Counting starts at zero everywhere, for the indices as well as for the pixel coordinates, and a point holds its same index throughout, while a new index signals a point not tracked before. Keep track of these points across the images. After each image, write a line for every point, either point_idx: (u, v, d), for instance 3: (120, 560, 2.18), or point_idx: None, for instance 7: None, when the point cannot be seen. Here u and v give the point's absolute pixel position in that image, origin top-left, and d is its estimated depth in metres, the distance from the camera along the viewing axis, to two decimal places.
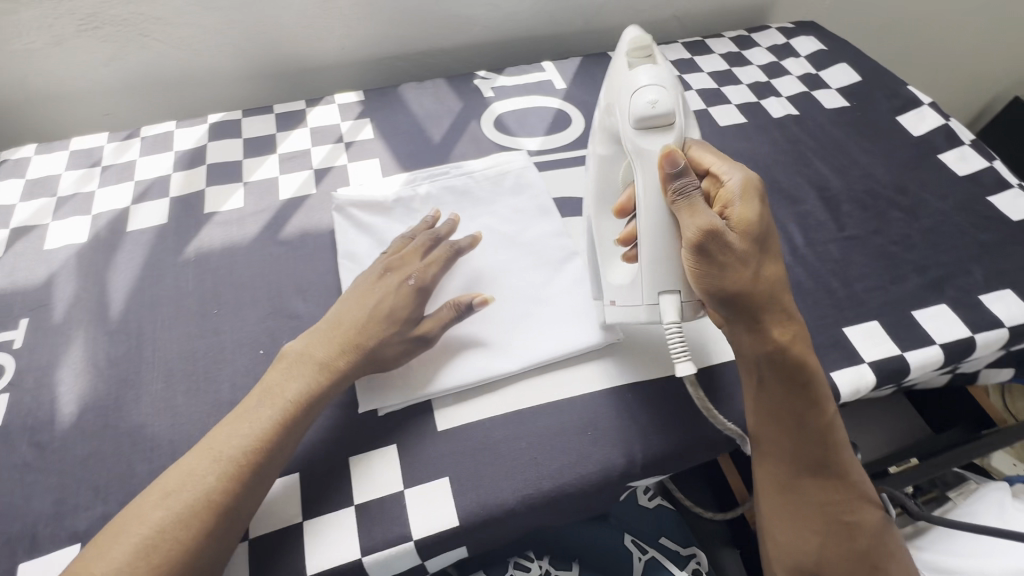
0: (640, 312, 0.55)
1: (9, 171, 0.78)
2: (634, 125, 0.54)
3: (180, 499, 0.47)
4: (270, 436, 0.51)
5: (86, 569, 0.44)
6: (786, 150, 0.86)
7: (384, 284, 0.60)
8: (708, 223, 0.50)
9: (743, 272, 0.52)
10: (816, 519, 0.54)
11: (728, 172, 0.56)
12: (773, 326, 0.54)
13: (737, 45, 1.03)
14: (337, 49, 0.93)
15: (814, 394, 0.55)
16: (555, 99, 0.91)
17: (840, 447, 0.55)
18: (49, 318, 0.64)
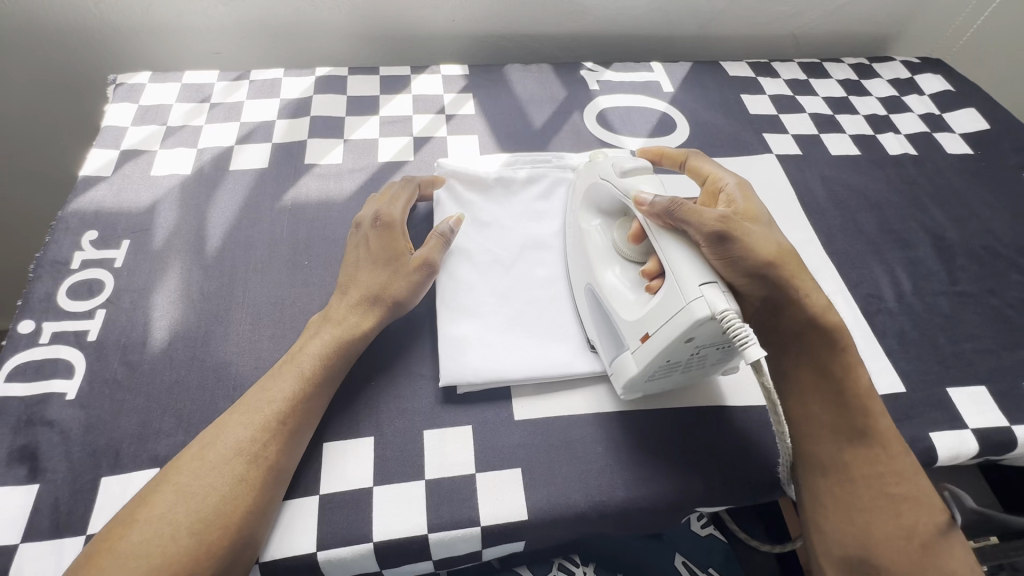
0: (678, 321, 0.48)
1: (124, 94, 0.80)
2: (620, 176, 0.60)
3: (218, 449, 0.48)
4: (298, 392, 0.52)
5: (133, 517, 0.44)
6: (899, 191, 0.81)
7: (365, 227, 0.63)
8: (713, 219, 0.52)
9: (768, 244, 0.54)
10: (866, 500, 0.52)
11: (724, 176, 0.61)
12: (808, 293, 0.55)
13: (857, 73, 0.97)
14: (448, 20, 0.92)
15: (850, 361, 0.55)
16: (661, 102, 0.88)
17: (878, 416, 0.54)
18: (149, 243, 0.65)
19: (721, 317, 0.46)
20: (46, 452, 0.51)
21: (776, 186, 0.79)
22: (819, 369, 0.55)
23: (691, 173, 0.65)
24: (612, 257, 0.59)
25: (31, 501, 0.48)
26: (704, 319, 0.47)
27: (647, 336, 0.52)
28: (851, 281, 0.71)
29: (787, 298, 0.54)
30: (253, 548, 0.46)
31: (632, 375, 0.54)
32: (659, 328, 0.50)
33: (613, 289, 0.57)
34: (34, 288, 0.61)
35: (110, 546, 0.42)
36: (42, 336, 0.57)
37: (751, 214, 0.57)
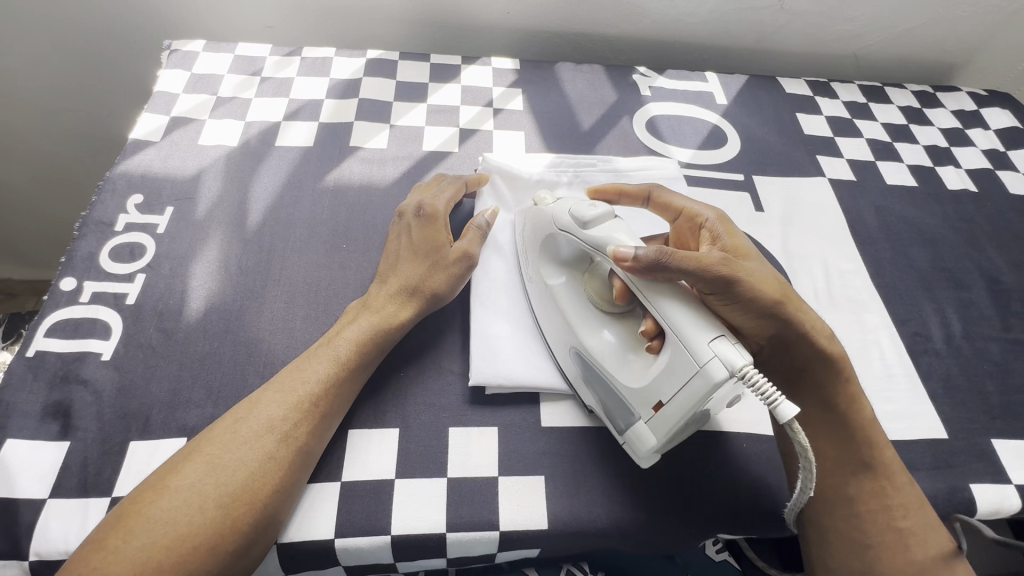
0: (695, 386, 0.45)
1: (178, 61, 0.80)
2: (581, 228, 0.54)
3: (252, 426, 0.47)
4: (335, 375, 0.52)
5: (165, 482, 0.44)
6: (955, 228, 0.78)
7: (400, 226, 0.62)
8: (710, 266, 0.47)
9: (770, 280, 0.51)
10: (869, 530, 0.50)
11: (700, 209, 0.57)
12: (812, 326, 0.52)
13: (919, 101, 0.94)
14: (503, 12, 0.91)
15: (853, 393, 0.53)
16: (713, 113, 0.86)
17: (884, 447, 0.52)
18: (192, 212, 0.66)
19: (741, 372, 0.43)
20: (79, 410, 0.52)
21: (826, 211, 0.77)
22: (822, 400, 0.53)
23: (660, 209, 0.60)
24: (598, 321, 0.55)
25: (61, 458, 0.49)
26: (723, 380, 0.43)
27: (660, 405, 0.48)
28: (899, 317, 0.68)
29: (792, 333, 0.51)
30: (274, 527, 0.46)
31: (651, 445, 0.49)
32: (674, 395, 0.46)
33: (607, 352, 0.53)
34: (78, 246, 0.61)
35: (138, 511, 0.42)
36: (82, 295, 0.58)
37: (741, 249, 0.53)
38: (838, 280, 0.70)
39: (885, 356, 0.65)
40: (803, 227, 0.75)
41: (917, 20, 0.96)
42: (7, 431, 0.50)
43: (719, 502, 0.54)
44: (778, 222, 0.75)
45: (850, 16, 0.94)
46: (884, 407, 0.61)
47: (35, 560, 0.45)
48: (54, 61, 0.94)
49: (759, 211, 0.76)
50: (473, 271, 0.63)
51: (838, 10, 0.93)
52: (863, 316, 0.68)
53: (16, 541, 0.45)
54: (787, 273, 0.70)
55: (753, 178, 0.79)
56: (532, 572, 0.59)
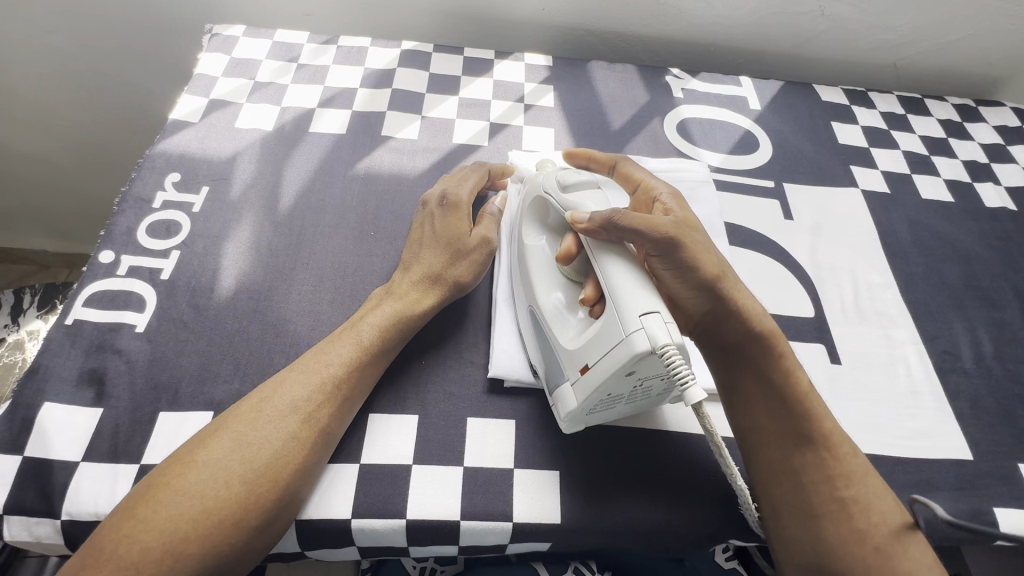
0: (617, 354, 0.44)
1: (218, 45, 0.82)
2: (561, 191, 0.56)
3: (275, 406, 0.48)
4: (359, 361, 0.52)
5: (193, 457, 0.45)
6: (991, 246, 0.76)
7: (421, 215, 0.63)
8: (658, 226, 0.49)
9: (711, 257, 0.51)
10: (810, 500, 0.48)
11: (655, 184, 0.58)
12: (745, 303, 0.52)
13: (960, 115, 0.91)
14: (539, 9, 0.91)
15: (791, 364, 0.52)
16: (745, 118, 0.85)
17: (823, 416, 0.51)
18: (226, 193, 0.67)
19: (661, 351, 0.42)
20: (112, 378, 0.53)
21: (858, 223, 0.76)
22: (760, 375, 0.51)
23: (622, 179, 0.62)
24: (554, 282, 0.56)
25: (94, 424, 0.51)
26: (644, 353, 0.43)
27: (586, 368, 0.48)
28: (928, 333, 0.67)
29: (728, 311, 0.51)
30: (297, 504, 0.47)
31: (571, 408, 0.49)
32: (599, 360, 0.46)
33: (555, 313, 0.53)
34: (117, 220, 0.63)
35: (166, 483, 0.44)
36: (119, 268, 0.60)
37: (689, 221, 0.54)
38: (867, 293, 0.69)
39: (911, 372, 0.64)
40: (832, 237, 0.74)
41: (964, 31, 0.93)
42: (45, 395, 0.52)
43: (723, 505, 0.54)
44: (808, 232, 0.74)
45: (892, 25, 0.92)
46: (908, 423, 0.60)
47: (67, 519, 0.47)
48: (99, 39, 0.96)
49: (788, 219, 0.75)
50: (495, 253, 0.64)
51: (881, 18, 0.91)
52: (891, 331, 0.66)
53: (50, 500, 0.47)
54: (815, 283, 0.69)
55: (783, 186, 0.78)
56: (539, 566, 0.59)
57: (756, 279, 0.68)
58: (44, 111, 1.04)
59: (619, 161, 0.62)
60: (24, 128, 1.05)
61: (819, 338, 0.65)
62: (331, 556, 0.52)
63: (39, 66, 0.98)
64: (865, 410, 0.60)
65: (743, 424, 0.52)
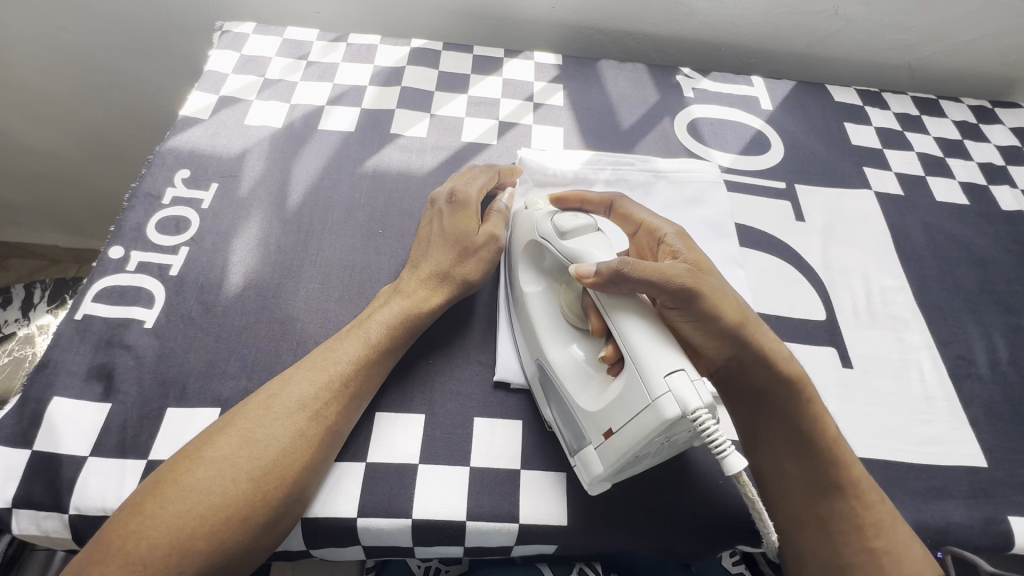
0: (645, 420, 0.43)
1: (228, 42, 0.82)
2: (560, 238, 0.54)
3: (283, 404, 0.48)
4: (366, 360, 0.52)
5: (201, 453, 0.45)
6: (1007, 250, 0.75)
7: (429, 214, 0.62)
8: (675, 277, 0.46)
9: (732, 302, 0.49)
10: (840, 554, 0.48)
11: (660, 224, 0.56)
12: (769, 349, 0.49)
13: (976, 116, 0.90)
14: (549, 7, 0.90)
15: (815, 409, 0.50)
16: (756, 119, 0.84)
17: (850, 463, 0.50)
18: (235, 190, 0.67)
19: (692, 416, 0.41)
20: (120, 373, 0.53)
21: (870, 225, 0.75)
22: (785, 423, 0.50)
23: (621, 219, 0.59)
24: (564, 335, 0.54)
25: (103, 418, 0.51)
26: (674, 419, 0.42)
27: (610, 433, 0.46)
28: (942, 338, 0.66)
29: (752, 358, 0.49)
30: (304, 501, 0.47)
31: (597, 473, 0.47)
32: (624, 426, 0.45)
33: (568, 367, 0.52)
34: (127, 216, 0.63)
35: (175, 478, 0.44)
36: (129, 263, 0.60)
37: (702, 265, 0.52)
38: (879, 296, 0.68)
39: (925, 378, 0.63)
40: (844, 239, 0.73)
41: (980, 32, 0.92)
42: (53, 389, 0.52)
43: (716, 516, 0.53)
44: (819, 233, 0.73)
45: (907, 25, 0.91)
46: (921, 429, 0.59)
47: (75, 513, 0.47)
48: (111, 35, 0.97)
49: (800, 221, 0.74)
50: (503, 255, 0.63)
51: (895, 17, 0.90)
52: (904, 336, 0.65)
53: (58, 494, 0.48)
54: (826, 286, 0.68)
55: (795, 187, 0.77)
56: (544, 567, 0.58)
57: (766, 282, 0.67)
58: (57, 107, 1.04)
59: (614, 199, 0.59)
60: (37, 123, 1.06)
61: (830, 341, 0.64)
62: (336, 554, 0.52)
63: (52, 62, 0.98)
64: (877, 415, 0.59)
65: (767, 477, 0.52)
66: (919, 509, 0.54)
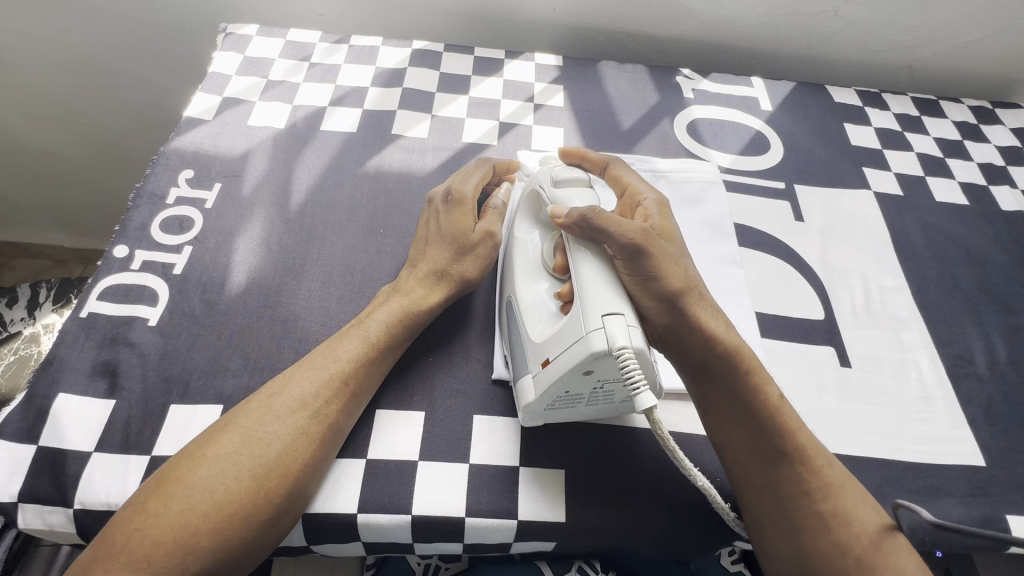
0: (575, 351, 0.45)
1: (232, 44, 0.83)
2: (553, 185, 0.56)
3: (283, 401, 0.49)
4: (365, 359, 0.53)
5: (204, 453, 0.46)
6: (1007, 250, 0.75)
7: (427, 210, 0.63)
8: (628, 231, 0.49)
9: (677, 270, 0.51)
10: (778, 509, 0.48)
11: (642, 189, 0.58)
12: (706, 320, 0.51)
13: (976, 117, 0.90)
14: (549, 9, 0.91)
15: (757, 382, 0.51)
16: (756, 119, 0.84)
17: (796, 432, 0.50)
18: (238, 190, 0.68)
19: (616, 353, 0.43)
20: (125, 370, 0.54)
21: (870, 225, 0.75)
22: (729, 392, 0.51)
23: (612, 181, 0.61)
24: (538, 274, 0.55)
25: (107, 415, 0.52)
26: (600, 353, 0.43)
27: (546, 363, 0.48)
28: (940, 338, 0.66)
29: (693, 325, 0.50)
30: (306, 497, 0.48)
31: (529, 400, 0.49)
32: (558, 355, 0.46)
33: (530, 304, 0.53)
34: (132, 216, 0.64)
35: (177, 477, 0.44)
36: (133, 262, 0.61)
37: (667, 231, 0.54)
38: (878, 296, 0.68)
39: (923, 377, 0.63)
40: (843, 239, 0.73)
41: (979, 33, 0.92)
42: (59, 385, 0.53)
43: (702, 512, 0.53)
44: (818, 233, 0.73)
45: (907, 26, 0.91)
46: (919, 428, 0.59)
47: (79, 508, 0.48)
48: (117, 37, 0.98)
49: (799, 221, 0.74)
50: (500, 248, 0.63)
51: (895, 18, 0.90)
52: (902, 335, 0.66)
53: (63, 489, 0.48)
54: (825, 286, 0.68)
55: (794, 187, 0.77)
56: (543, 565, 0.59)
57: (764, 281, 0.67)
58: (62, 108, 1.06)
59: (612, 163, 0.62)
60: (42, 124, 1.07)
61: (828, 340, 0.64)
62: (337, 551, 0.53)
63: (59, 64, 1.00)
64: (876, 414, 0.59)
65: (715, 436, 0.52)
66: (916, 507, 0.54)
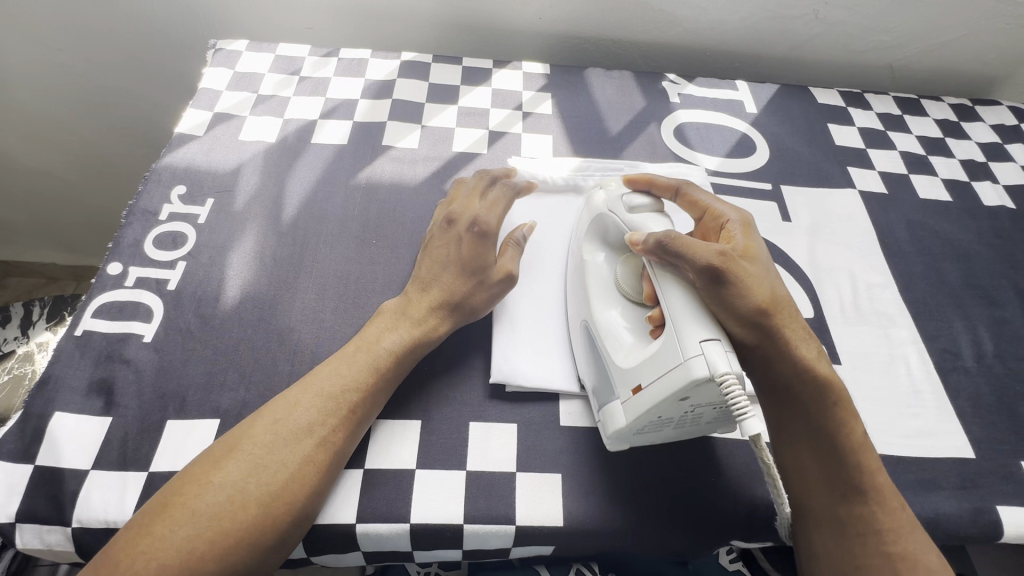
0: (674, 378, 0.45)
1: (222, 59, 0.84)
2: (627, 211, 0.58)
3: (290, 429, 0.48)
4: (371, 385, 0.53)
5: (208, 477, 0.46)
6: (990, 245, 0.76)
7: (447, 238, 0.61)
8: (708, 254, 0.49)
9: (762, 288, 0.50)
10: (855, 548, 0.49)
11: (724, 209, 0.57)
12: (796, 344, 0.50)
13: (957, 114, 0.92)
14: (536, 18, 0.92)
15: (843, 414, 0.51)
16: (741, 122, 0.86)
17: (875, 470, 0.50)
18: (231, 204, 0.69)
19: (720, 379, 0.43)
20: (121, 387, 0.54)
21: (855, 224, 0.76)
22: (810, 424, 0.51)
23: (687, 204, 0.60)
24: (612, 298, 0.57)
25: (104, 433, 0.52)
26: (702, 379, 0.44)
27: (638, 389, 0.49)
28: (928, 333, 0.67)
29: (778, 346, 0.50)
30: (310, 518, 0.48)
31: (620, 426, 0.51)
32: (653, 382, 0.48)
33: (609, 329, 0.54)
34: (125, 233, 0.64)
35: (177, 500, 0.44)
36: (127, 279, 0.61)
37: (750, 251, 0.53)
38: (866, 293, 0.69)
39: (912, 371, 0.64)
40: (831, 239, 0.74)
41: (957, 31, 0.94)
42: (55, 404, 0.53)
43: (713, 512, 0.54)
44: (805, 232, 0.74)
45: (886, 26, 0.93)
46: (910, 423, 0.60)
47: (77, 527, 0.48)
48: (110, 55, 0.99)
49: (786, 222, 0.75)
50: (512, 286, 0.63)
51: (873, 20, 0.92)
52: (891, 331, 0.67)
53: (61, 507, 0.48)
54: (814, 285, 0.69)
55: (781, 188, 0.78)
56: (542, 569, 0.59)
57: None
58: (51, 126, 1.06)
59: (685, 181, 0.60)
60: (34, 143, 1.07)
61: (818, 338, 0.65)
62: (336, 561, 0.53)
63: (53, 85, 1.00)
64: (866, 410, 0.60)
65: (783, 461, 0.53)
66: (909, 500, 0.55)
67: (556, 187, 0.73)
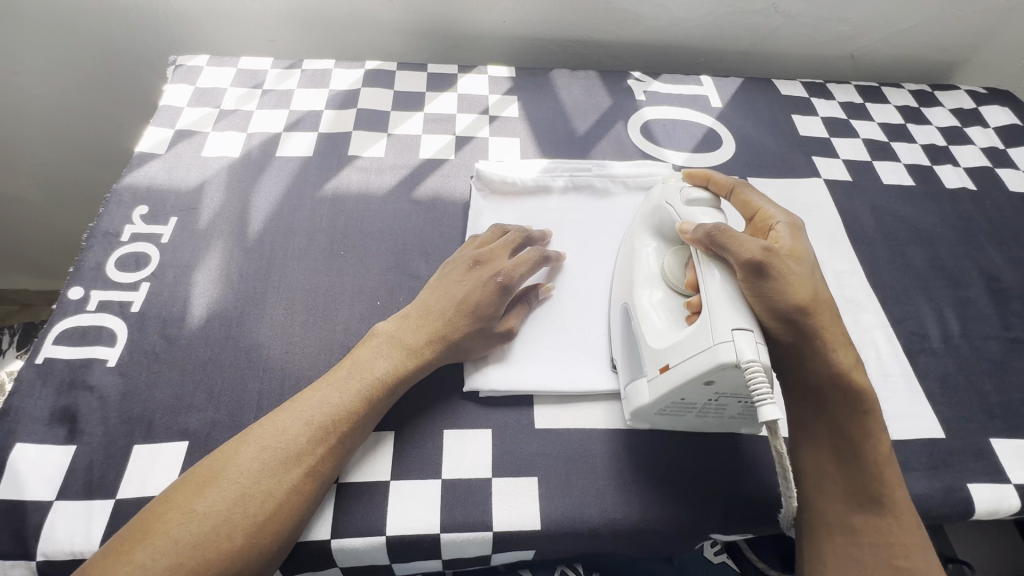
0: (701, 360, 0.47)
1: (183, 75, 0.83)
2: (683, 203, 0.58)
3: (275, 454, 0.47)
4: (358, 410, 0.51)
5: (191, 504, 0.44)
6: (953, 227, 0.78)
7: (473, 278, 0.58)
8: (753, 248, 0.50)
9: (803, 286, 0.51)
10: (865, 556, 0.49)
11: (775, 212, 0.58)
12: (833, 349, 0.51)
13: (917, 100, 0.94)
14: (499, 21, 0.92)
15: (873, 423, 0.51)
16: (707, 117, 0.87)
17: (896, 486, 0.50)
18: (194, 221, 0.68)
19: (745, 366, 0.44)
20: (84, 415, 0.53)
21: (822, 212, 0.77)
22: (835, 425, 0.52)
23: (739, 205, 0.61)
24: (655, 281, 0.57)
25: (67, 462, 0.51)
26: (728, 364, 0.45)
27: (666, 367, 0.50)
28: (895, 316, 0.68)
29: (813, 344, 0.51)
30: (292, 542, 0.47)
31: (643, 404, 0.53)
32: (681, 362, 0.49)
33: (644, 312, 0.55)
34: (86, 256, 0.63)
35: (156, 529, 0.43)
36: (89, 303, 0.60)
37: (796, 253, 0.54)
38: (833, 280, 0.70)
39: (881, 356, 0.65)
40: None
41: (912, 20, 0.96)
42: (16, 435, 0.52)
43: (692, 507, 0.54)
44: None
45: (844, 17, 0.95)
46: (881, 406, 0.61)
47: (42, 560, 0.47)
48: (69, 76, 0.97)
49: None
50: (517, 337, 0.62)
51: (831, 11, 0.94)
52: (859, 317, 0.68)
53: (24, 541, 0.47)
54: None
55: (748, 180, 0.79)
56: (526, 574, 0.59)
57: None
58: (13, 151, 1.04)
59: (740, 181, 0.61)
60: None
61: None
62: None
63: (10, 108, 0.98)
64: None
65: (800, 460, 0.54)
66: None
67: (526, 189, 0.73)
